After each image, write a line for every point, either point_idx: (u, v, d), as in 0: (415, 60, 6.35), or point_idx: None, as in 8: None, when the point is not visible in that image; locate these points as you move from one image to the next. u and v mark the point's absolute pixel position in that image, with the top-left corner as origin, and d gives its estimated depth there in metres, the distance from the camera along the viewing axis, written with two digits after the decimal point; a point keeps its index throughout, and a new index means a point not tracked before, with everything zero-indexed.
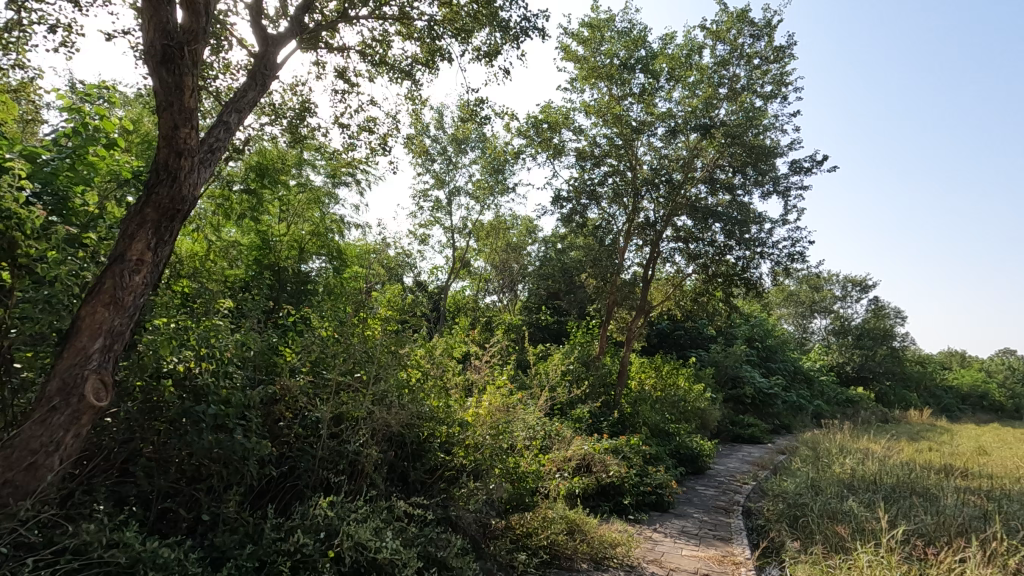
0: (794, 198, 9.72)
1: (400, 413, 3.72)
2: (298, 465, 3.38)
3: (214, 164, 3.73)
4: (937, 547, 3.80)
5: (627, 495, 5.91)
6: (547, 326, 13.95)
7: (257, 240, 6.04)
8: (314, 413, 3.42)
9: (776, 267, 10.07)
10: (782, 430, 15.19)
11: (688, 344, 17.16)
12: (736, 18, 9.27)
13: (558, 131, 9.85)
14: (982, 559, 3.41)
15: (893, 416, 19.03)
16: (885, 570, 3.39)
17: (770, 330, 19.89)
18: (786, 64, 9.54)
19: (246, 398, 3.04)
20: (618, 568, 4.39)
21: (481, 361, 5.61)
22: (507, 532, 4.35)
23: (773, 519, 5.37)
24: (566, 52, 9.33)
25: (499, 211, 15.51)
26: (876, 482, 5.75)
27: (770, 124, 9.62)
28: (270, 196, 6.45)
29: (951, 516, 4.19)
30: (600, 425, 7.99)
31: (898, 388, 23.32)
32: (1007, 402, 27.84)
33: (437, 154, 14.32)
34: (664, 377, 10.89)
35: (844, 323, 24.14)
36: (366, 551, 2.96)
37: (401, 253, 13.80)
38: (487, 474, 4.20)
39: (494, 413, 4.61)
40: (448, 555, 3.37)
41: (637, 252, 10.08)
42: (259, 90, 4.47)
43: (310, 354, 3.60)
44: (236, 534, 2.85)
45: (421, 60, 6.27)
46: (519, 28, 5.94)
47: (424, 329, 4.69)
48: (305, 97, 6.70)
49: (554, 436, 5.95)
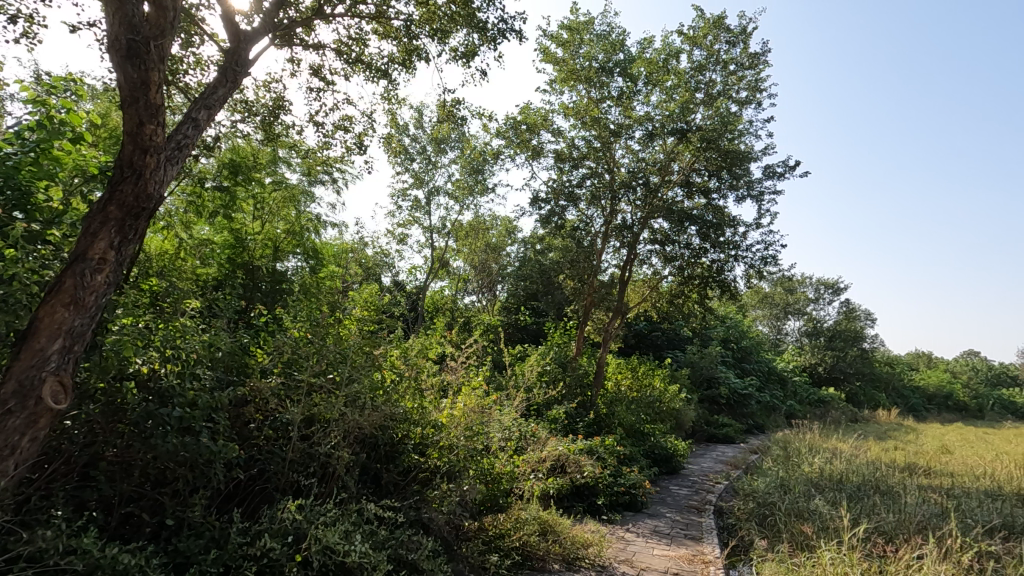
0: (767, 202, 9.90)
1: (373, 414, 3.67)
2: (267, 468, 3.33)
3: (181, 161, 3.67)
4: (896, 545, 3.90)
5: (601, 495, 5.96)
6: (526, 327, 13.99)
7: (231, 239, 5.90)
8: (285, 415, 3.37)
9: (750, 270, 10.24)
10: (755, 430, 15.45)
11: (665, 345, 17.35)
12: (712, 24, 9.42)
13: (537, 132, 9.89)
14: (939, 555, 3.50)
15: (863, 416, 19.48)
16: (847, 568, 3.47)
17: (745, 331, 20.25)
18: (761, 71, 9.71)
19: (213, 399, 2.97)
20: (590, 568, 4.42)
21: (457, 362, 5.59)
22: (479, 534, 4.33)
23: (743, 518, 5.47)
24: (546, 53, 9.36)
25: (478, 211, 15.49)
26: (842, 481, 5.89)
27: (745, 130, 9.79)
28: (243, 193, 6.33)
29: (912, 514, 4.31)
30: (576, 425, 8.03)
31: (867, 388, 23.92)
32: (971, 402, 28.70)
33: (417, 153, 14.26)
34: (641, 377, 10.99)
35: (816, 324, 24.68)
36: (334, 554, 2.92)
37: (379, 253, 13.69)
38: (461, 475, 4.17)
39: (469, 414, 4.60)
40: (419, 558, 3.35)
41: (614, 253, 10.15)
42: (229, 87, 4.38)
43: (282, 355, 3.55)
44: (200, 539, 2.80)
45: (398, 59, 6.24)
46: (497, 30, 5.94)
47: (399, 330, 4.66)
48: (279, 94, 6.60)
49: (529, 436, 5.96)
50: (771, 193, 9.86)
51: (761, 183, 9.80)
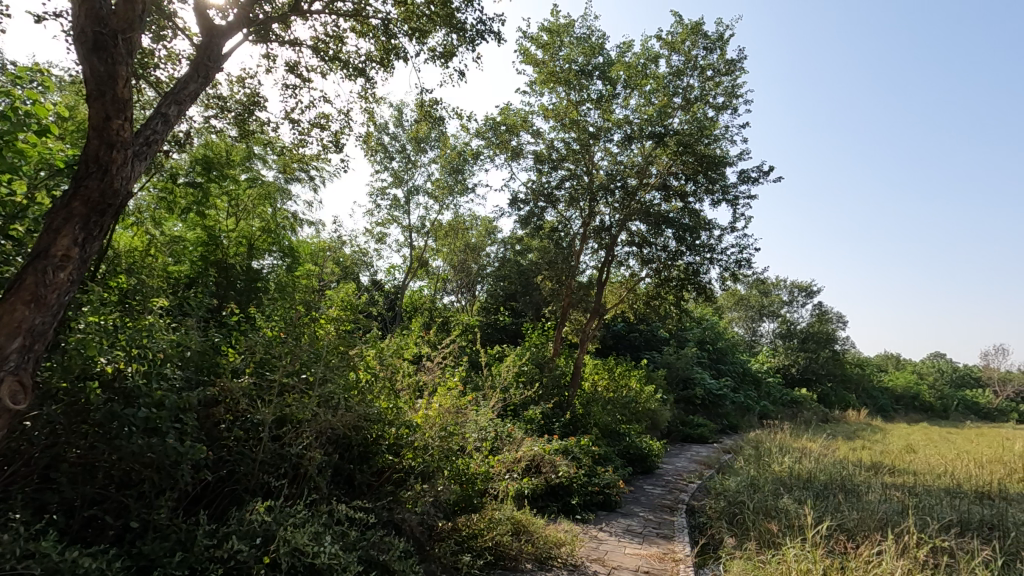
0: (742, 206, 10.07)
1: (346, 415, 3.64)
2: (237, 469, 3.28)
3: (149, 157, 3.61)
4: (858, 541, 4.00)
5: (575, 495, 6.00)
6: (505, 327, 14.01)
7: (204, 236, 5.95)
8: (256, 416, 3.32)
9: (725, 273, 10.42)
10: (729, 430, 15.71)
11: (642, 346, 17.51)
12: (690, 30, 9.57)
13: (516, 133, 9.93)
14: (897, 551, 3.60)
15: (833, 416, 19.95)
16: (809, 564, 3.56)
17: (721, 332, 20.57)
18: (737, 77, 9.89)
19: (182, 399, 2.92)
20: (561, 568, 4.45)
21: (433, 362, 5.59)
22: (453, 534, 4.31)
23: (715, 516, 5.56)
24: (526, 55, 9.39)
25: (458, 211, 15.45)
26: (810, 480, 6.03)
27: (721, 135, 9.95)
28: (217, 190, 6.21)
29: (874, 512, 4.45)
30: (552, 425, 8.05)
31: (837, 389, 24.51)
32: (936, 402, 29.59)
33: (396, 152, 14.18)
34: (617, 377, 11.08)
35: (790, 326, 25.19)
36: (303, 556, 2.90)
37: (357, 252, 13.57)
38: (435, 475, 4.17)
39: (444, 414, 4.61)
40: (390, 559, 3.33)
41: (592, 255, 10.20)
42: (202, 82, 4.34)
43: (254, 355, 3.50)
44: (166, 542, 2.75)
45: (376, 57, 6.20)
46: (475, 31, 5.95)
47: (375, 330, 4.65)
48: (254, 90, 6.52)
49: (504, 436, 5.99)
50: (745, 198, 10.04)
51: (736, 187, 9.96)
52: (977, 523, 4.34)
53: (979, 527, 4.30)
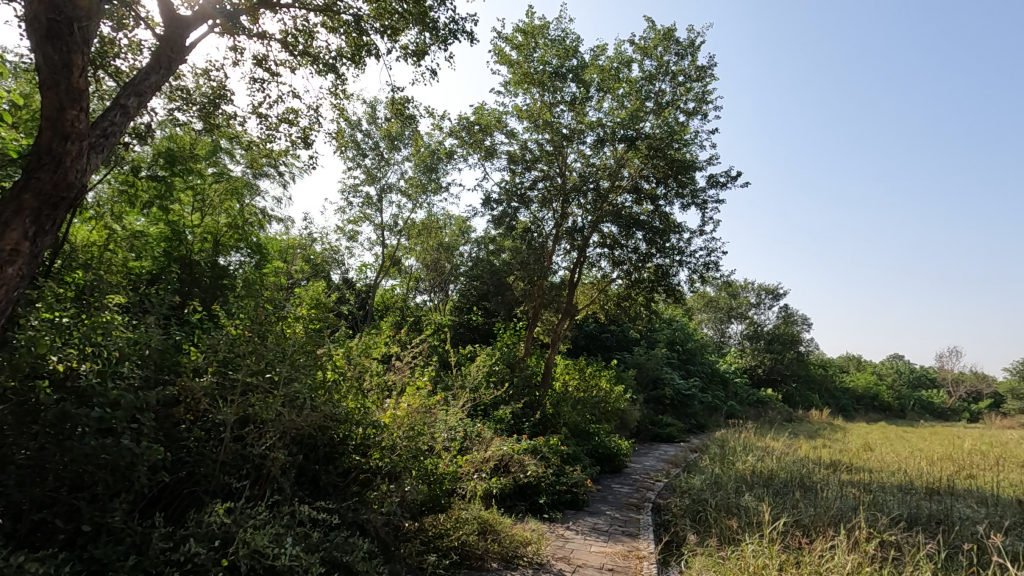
0: (710, 210, 10.27)
1: (311, 415, 3.59)
2: (196, 471, 3.20)
3: (106, 149, 3.70)
4: (813, 537, 4.13)
5: (543, 494, 6.03)
6: (477, 327, 13.99)
7: (167, 231, 5.77)
8: (217, 416, 3.25)
9: (693, 275, 10.62)
10: (696, 429, 16.02)
11: (614, 347, 17.68)
12: (663, 36, 9.72)
13: (490, 133, 9.93)
14: (848, 545, 3.73)
15: (797, 416, 20.50)
16: (766, 559, 3.67)
17: (690, 333, 20.95)
18: (708, 83, 10.09)
19: (139, 399, 2.83)
20: (527, 567, 4.48)
21: (402, 362, 5.55)
22: (419, 534, 4.29)
23: (679, 514, 5.67)
24: (500, 55, 9.40)
25: (432, 210, 15.38)
26: (771, 478, 6.20)
27: (691, 139, 10.13)
28: (181, 184, 6.04)
29: (829, 508, 4.60)
30: (522, 425, 8.06)
31: (801, 389, 25.22)
32: (894, 403, 30.69)
33: (369, 149, 14.03)
34: (588, 377, 11.17)
35: (757, 328, 25.79)
36: (263, 558, 2.85)
37: (327, 250, 13.38)
38: (402, 476, 4.14)
39: (412, 414, 4.59)
40: (354, 560, 3.30)
41: (565, 255, 10.25)
42: (164, 74, 4.32)
43: (216, 354, 3.41)
44: (120, 545, 2.68)
45: (346, 54, 6.13)
46: (448, 30, 5.94)
47: (343, 330, 4.60)
48: (220, 83, 6.39)
49: (473, 436, 5.99)
50: (713, 202, 10.24)
51: (705, 192, 10.16)
52: (925, 518, 4.53)
53: (927, 522, 4.49)
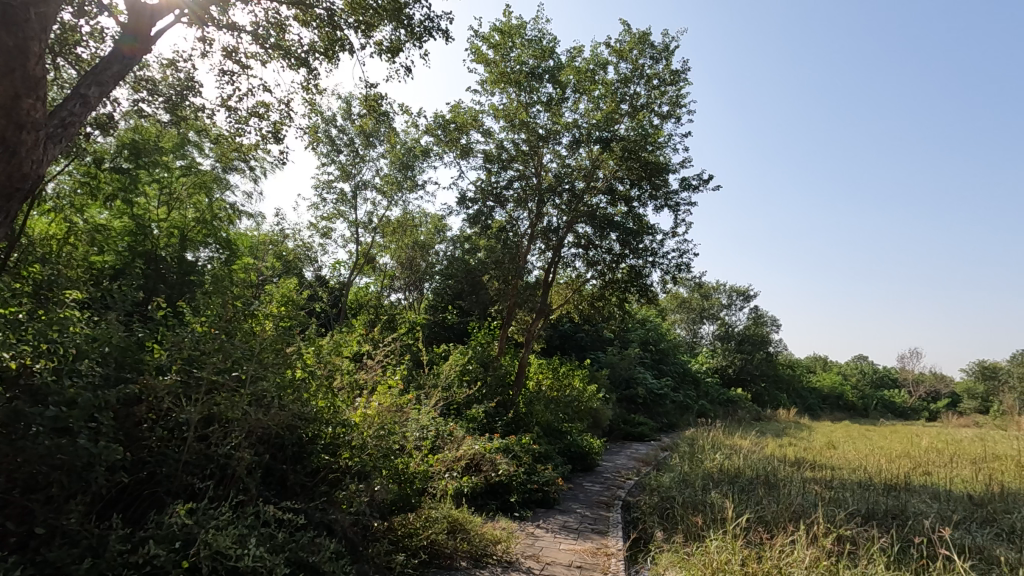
0: (683, 213, 10.42)
1: (279, 414, 3.53)
2: (158, 471, 3.13)
3: (64, 139, 3.72)
4: (774, 532, 4.25)
5: (514, 492, 6.06)
6: (452, 326, 13.94)
7: (132, 225, 5.63)
8: (180, 415, 3.16)
9: (665, 276, 10.78)
10: (668, 429, 16.27)
11: (588, 347, 17.81)
12: (638, 39, 9.83)
13: (466, 132, 9.91)
14: (807, 540, 3.84)
15: (766, 416, 20.97)
16: (729, 554, 3.76)
17: (663, 334, 21.23)
18: (681, 88, 10.24)
19: (97, 398, 2.75)
20: (496, 566, 4.50)
21: (373, 360, 5.50)
22: (387, 534, 4.26)
23: (647, 511, 5.75)
24: (477, 54, 9.39)
25: (407, 207, 15.26)
26: (738, 476, 6.34)
27: (665, 142, 10.26)
28: (146, 177, 5.97)
29: (791, 504, 4.74)
30: (495, 424, 8.06)
31: (770, 389, 25.81)
32: (858, 402, 31.65)
33: (344, 145, 13.86)
34: (561, 377, 11.24)
35: (728, 329, 26.29)
36: (225, 560, 2.80)
37: (299, 247, 13.18)
38: (372, 475, 4.11)
39: (383, 413, 4.55)
40: (320, 560, 3.25)
41: (540, 255, 10.29)
42: (126, 62, 4.23)
43: (181, 352, 3.31)
44: (75, 548, 2.60)
45: (319, 48, 6.04)
46: (423, 28, 5.91)
47: (313, 327, 4.54)
48: (188, 74, 6.23)
49: (445, 435, 5.97)
50: (686, 204, 10.40)
51: (678, 194, 10.31)
52: (882, 513, 4.69)
53: (883, 517, 4.64)
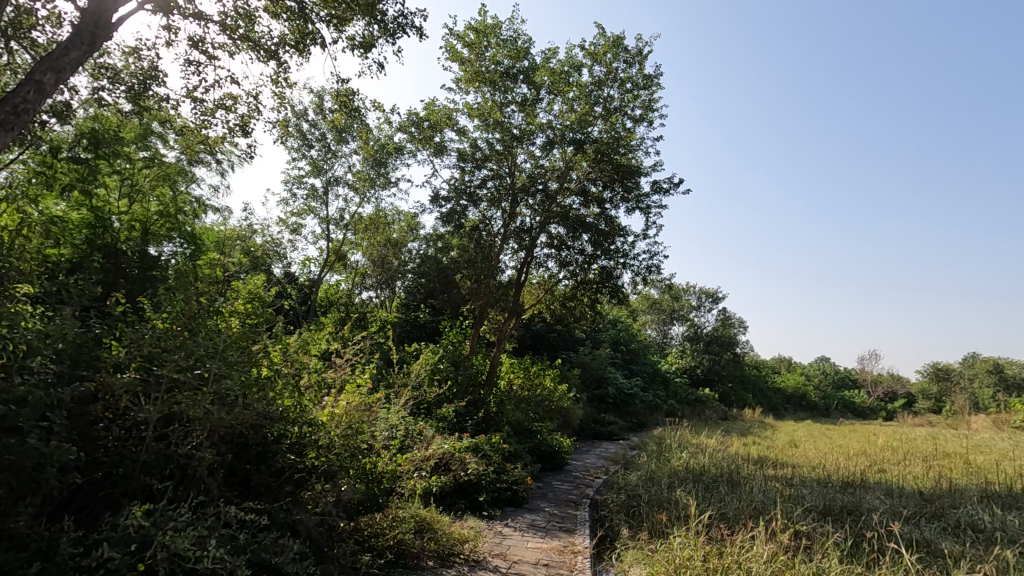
0: (654, 215, 10.59)
1: (243, 414, 3.45)
2: (114, 472, 3.04)
3: (16, 127, 3.64)
4: (734, 528, 4.37)
5: (483, 491, 6.06)
6: (424, 325, 13.85)
7: (91, 217, 5.29)
8: (138, 414, 3.07)
9: (636, 277, 10.93)
10: (637, 428, 16.50)
11: (560, 347, 17.93)
12: (612, 43, 9.95)
13: (440, 130, 9.86)
14: (766, 536, 3.96)
15: (732, 415, 21.45)
16: (691, 549, 3.85)
17: (634, 334, 21.52)
18: (654, 92, 10.40)
19: (50, 396, 2.66)
20: (463, 564, 4.50)
21: (342, 359, 5.43)
22: (354, 534, 4.21)
23: (614, 509, 5.83)
24: (451, 52, 9.36)
25: (379, 205, 15.11)
26: (702, 474, 6.47)
27: (637, 146, 10.41)
28: (107, 168, 5.74)
29: (751, 501, 4.87)
30: (465, 424, 8.04)
31: (736, 389, 26.40)
32: (820, 402, 32.64)
33: (316, 140, 13.65)
34: (533, 376, 11.29)
35: (697, 330, 26.78)
36: (182, 562, 2.73)
37: (268, 243, 12.92)
38: (339, 475, 4.05)
39: (351, 412, 4.49)
40: (284, 561, 3.20)
41: (513, 255, 10.31)
42: (86, 50, 4.13)
43: (140, 349, 3.19)
44: (23, 552, 2.51)
45: (289, 41, 5.93)
46: (396, 24, 5.87)
47: (280, 324, 4.45)
48: (152, 63, 6.05)
49: (414, 435, 5.93)
50: (657, 207, 10.57)
51: (650, 197, 10.47)
52: (838, 509, 4.86)
53: (839, 513, 4.81)
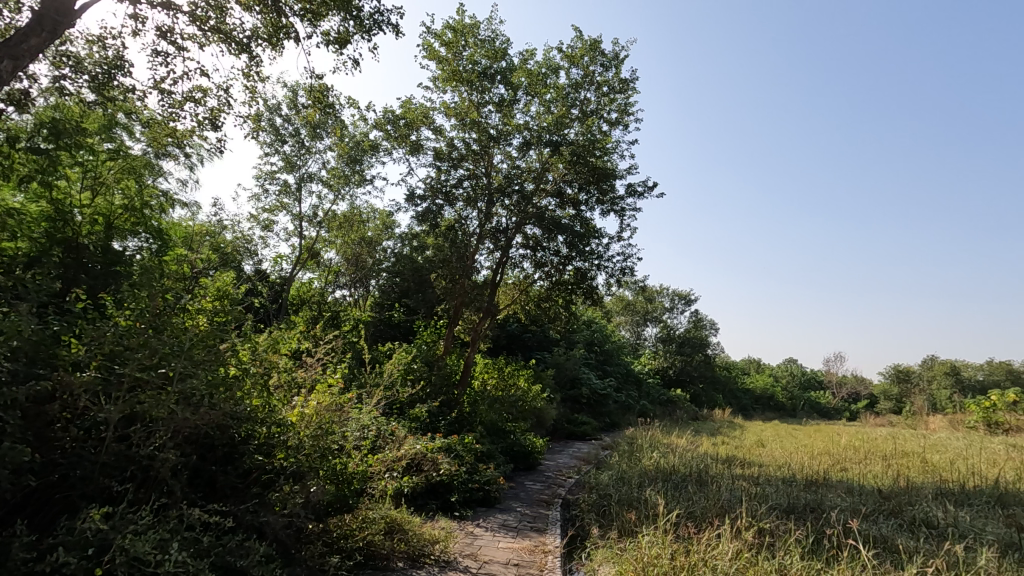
0: (628, 218, 10.72)
1: (209, 414, 3.37)
2: (71, 473, 2.95)
3: None
4: (701, 527, 4.46)
5: (454, 491, 6.04)
6: (398, 324, 13.74)
7: (50, 210, 5.03)
8: (98, 414, 2.97)
9: (610, 279, 11.04)
10: (610, 428, 16.68)
11: (535, 347, 18.00)
12: (589, 46, 10.03)
13: (416, 128, 9.81)
14: (731, 534, 4.05)
15: (703, 415, 21.85)
16: (658, 547, 3.91)
17: (608, 335, 21.72)
18: (630, 96, 10.52)
19: (4, 396, 2.57)
20: (433, 565, 4.48)
21: (313, 358, 5.35)
22: (322, 536, 4.15)
23: (585, 509, 5.89)
24: (429, 50, 9.31)
25: (354, 202, 14.95)
26: (671, 473, 6.58)
27: (613, 149, 10.52)
28: (69, 160, 5.52)
29: (717, 500, 4.98)
30: (438, 424, 8.01)
31: (707, 390, 26.89)
32: (787, 402, 33.46)
33: (289, 135, 13.42)
34: (507, 376, 11.31)
35: (670, 332, 27.19)
36: (143, 566, 2.65)
37: (238, 239, 12.65)
38: (308, 476, 3.99)
39: (321, 412, 4.43)
40: (249, 564, 3.14)
41: (488, 255, 10.30)
42: (46, 37, 4.02)
43: (102, 347, 3.09)
44: None
45: (262, 34, 5.82)
46: (372, 20, 5.81)
47: (249, 322, 4.36)
48: (117, 53, 5.88)
49: (386, 435, 5.87)
50: (631, 210, 10.70)
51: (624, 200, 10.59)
52: (801, 507, 5.00)
53: (802, 510, 4.95)
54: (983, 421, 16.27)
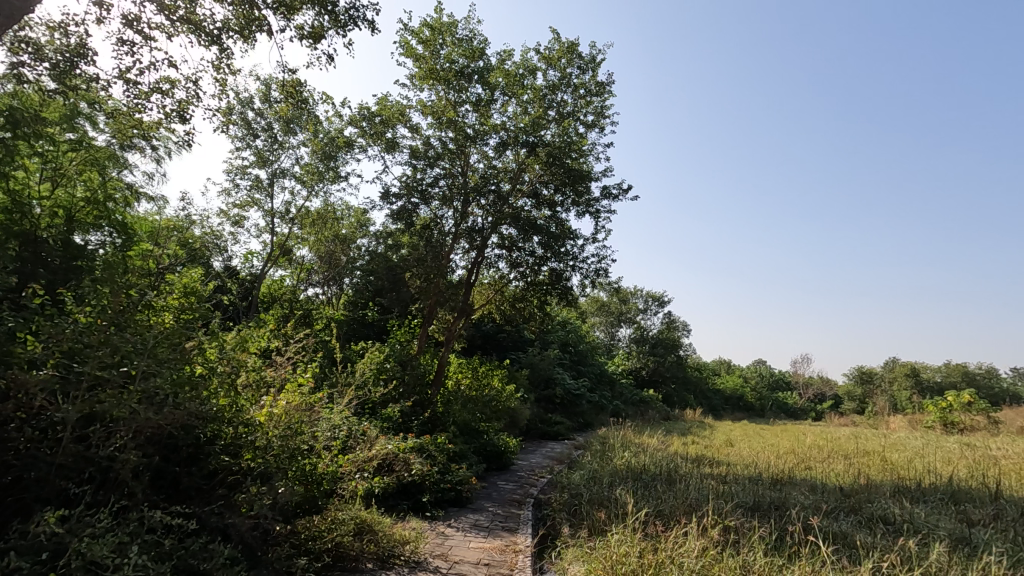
0: (603, 219, 10.82)
1: (173, 413, 3.28)
2: (25, 475, 2.84)
3: None
4: (668, 525, 4.53)
5: (426, 492, 6.01)
6: (372, 323, 13.62)
7: (8, 201, 4.79)
8: (55, 414, 2.87)
9: (585, 280, 11.13)
10: (583, 428, 16.81)
11: (510, 347, 18.03)
12: (567, 49, 10.09)
13: (392, 126, 9.72)
14: (698, 531, 4.12)
15: (675, 416, 22.19)
16: (627, 546, 3.96)
17: (583, 335, 21.89)
18: (606, 99, 10.63)
19: None
20: (402, 566, 4.45)
21: (283, 357, 5.27)
22: (289, 538, 4.08)
23: (556, 508, 5.92)
24: (406, 48, 9.26)
25: (328, 199, 14.75)
26: (641, 473, 6.67)
27: (589, 151, 10.60)
28: (27, 150, 5.30)
29: (685, 498, 5.07)
30: (410, 424, 7.97)
31: (679, 390, 27.31)
32: (756, 403, 34.21)
33: (261, 130, 13.17)
34: (480, 376, 11.30)
35: (643, 333, 27.54)
36: (99, 570, 2.56)
37: (206, 234, 12.34)
38: (276, 476, 3.92)
39: (290, 412, 4.38)
40: (212, 567, 3.07)
41: (463, 255, 10.28)
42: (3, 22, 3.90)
43: (60, 345, 2.98)
44: None
45: (234, 26, 5.70)
46: (348, 16, 5.75)
47: (216, 321, 4.27)
48: (80, 41, 5.68)
49: (357, 435, 5.81)
50: (606, 212, 10.80)
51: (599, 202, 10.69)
52: (766, 505, 5.12)
53: (767, 508, 5.07)
54: (940, 421, 16.86)
